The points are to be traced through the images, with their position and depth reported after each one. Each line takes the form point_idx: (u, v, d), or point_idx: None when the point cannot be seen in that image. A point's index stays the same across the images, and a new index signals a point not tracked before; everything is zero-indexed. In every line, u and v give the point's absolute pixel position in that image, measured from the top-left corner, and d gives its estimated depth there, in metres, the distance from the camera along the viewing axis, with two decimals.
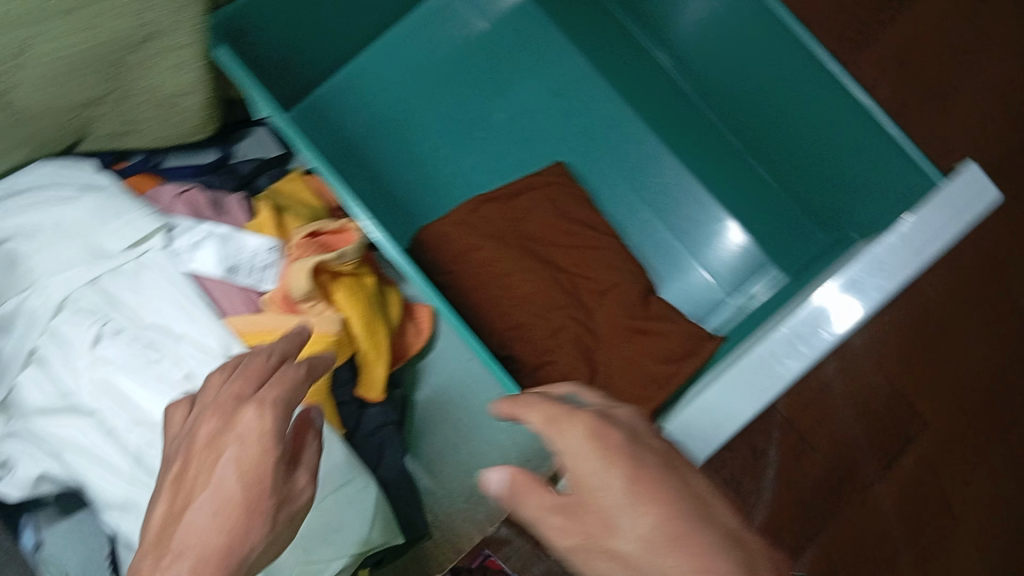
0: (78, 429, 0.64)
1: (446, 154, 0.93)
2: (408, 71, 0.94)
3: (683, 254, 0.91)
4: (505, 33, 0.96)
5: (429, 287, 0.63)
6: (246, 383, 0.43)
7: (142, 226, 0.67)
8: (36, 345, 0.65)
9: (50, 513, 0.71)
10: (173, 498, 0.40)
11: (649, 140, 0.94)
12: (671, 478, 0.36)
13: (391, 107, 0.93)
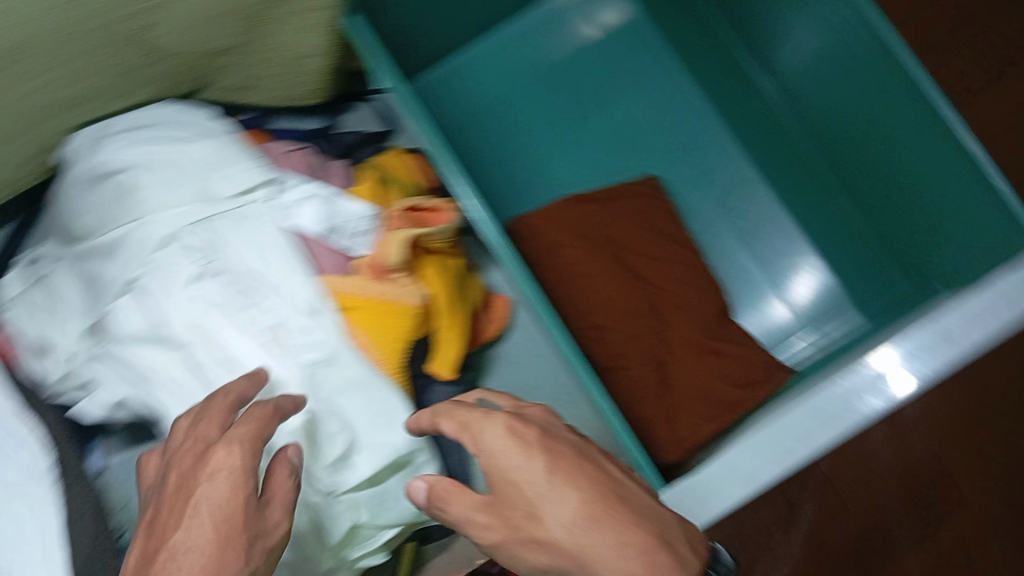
0: (164, 361, 0.68)
1: (538, 151, 0.96)
2: (514, 69, 0.97)
3: (762, 283, 0.92)
4: (611, 42, 0.99)
5: (521, 273, 0.64)
6: (212, 426, 0.47)
7: (252, 177, 0.71)
8: (135, 277, 0.68)
9: (117, 442, 0.76)
10: (147, 541, 0.41)
11: (741, 164, 0.95)
12: (587, 466, 0.45)
13: (494, 101, 0.96)
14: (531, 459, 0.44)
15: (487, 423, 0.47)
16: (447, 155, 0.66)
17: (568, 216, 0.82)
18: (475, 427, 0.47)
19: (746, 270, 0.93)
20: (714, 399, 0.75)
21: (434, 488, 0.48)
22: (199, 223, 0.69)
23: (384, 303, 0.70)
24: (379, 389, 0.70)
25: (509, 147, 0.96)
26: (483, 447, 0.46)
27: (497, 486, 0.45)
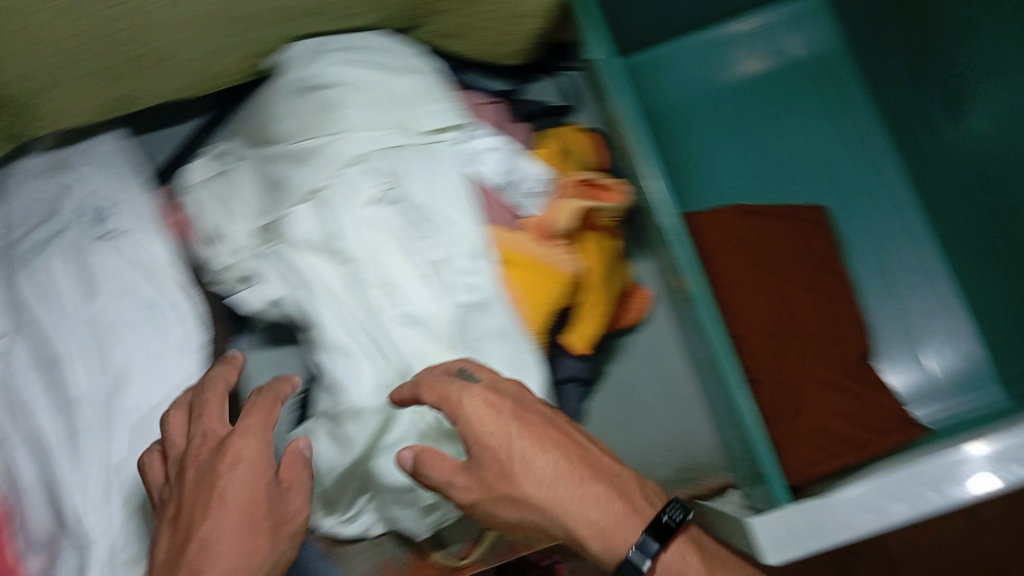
0: (330, 273, 0.72)
1: (712, 159, 0.95)
2: (706, 71, 0.96)
3: (915, 334, 0.90)
4: (810, 65, 0.96)
5: (692, 264, 0.65)
6: (218, 424, 0.61)
7: (447, 119, 0.75)
8: (321, 186, 0.72)
9: (258, 340, 0.82)
10: (172, 532, 0.56)
11: (912, 216, 0.93)
12: (554, 436, 0.60)
13: (680, 99, 0.96)
14: (509, 424, 0.58)
15: (465, 395, 0.58)
16: (642, 134, 0.67)
17: (728, 226, 0.83)
18: (454, 398, 0.58)
19: (895, 324, 0.91)
20: (840, 437, 0.75)
21: (419, 453, 0.60)
22: (394, 148, 0.73)
23: (545, 267, 0.73)
24: (520, 347, 0.72)
25: (685, 149, 0.95)
26: (462, 417, 0.58)
27: (476, 452, 0.58)
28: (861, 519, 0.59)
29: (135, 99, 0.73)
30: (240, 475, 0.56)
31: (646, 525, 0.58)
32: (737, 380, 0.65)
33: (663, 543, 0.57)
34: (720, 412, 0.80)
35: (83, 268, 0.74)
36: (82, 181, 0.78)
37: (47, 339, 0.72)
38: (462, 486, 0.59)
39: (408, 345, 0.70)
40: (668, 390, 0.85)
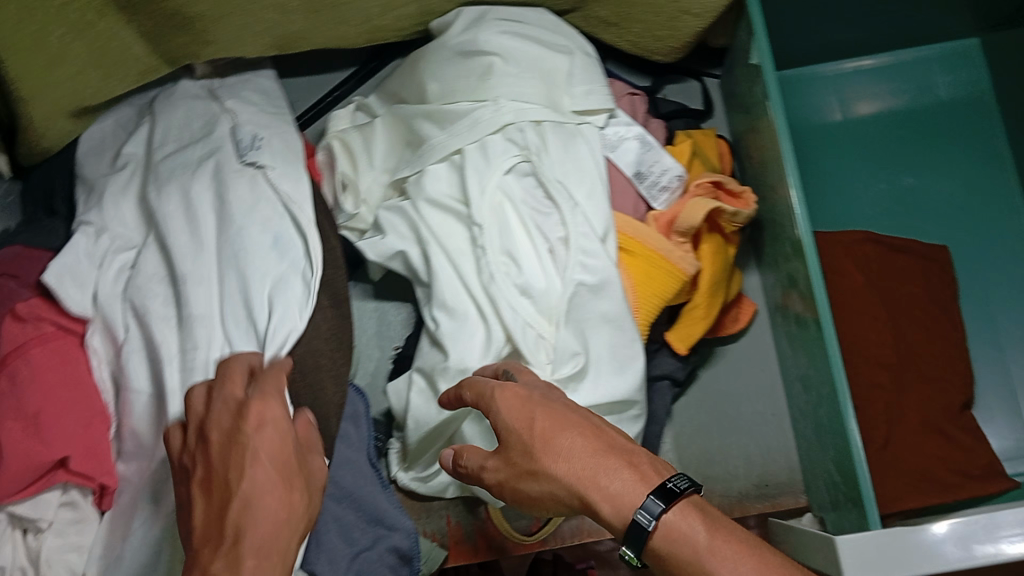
0: (455, 234, 0.75)
1: (837, 188, 0.93)
2: (846, 98, 0.95)
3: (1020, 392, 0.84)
4: (952, 107, 0.94)
5: (818, 278, 0.66)
6: (236, 388, 0.53)
7: (597, 101, 0.75)
8: (461, 148, 0.74)
9: (366, 291, 0.86)
10: (208, 502, 0.50)
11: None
12: (570, 412, 0.54)
13: (818, 123, 0.95)
14: (528, 407, 0.55)
15: (496, 389, 0.56)
16: (788, 143, 0.68)
17: (846, 252, 0.84)
18: (487, 393, 0.57)
19: (1004, 379, 0.85)
20: (925, 475, 0.75)
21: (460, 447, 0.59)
22: (536, 123, 0.75)
23: (662, 261, 0.74)
24: (627, 335, 0.72)
25: (811, 174, 0.93)
26: (494, 412, 0.56)
27: (504, 436, 0.55)
28: (945, 555, 0.59)
29: (302, 36, 0.76)
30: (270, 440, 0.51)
31: (652, 489, 0.50)
32: (846, 396, 0.65)
33: (667, 506, 0.49)
34: (807, 435, 0.79)
35: (223, 191, 0.74)
36: (231, 111, 0.79)
37: (180, 256, 0.72)
38: (501, 466, 0.56)
39: (517, 314, 0.72)
40: (759, 405, 0.85)
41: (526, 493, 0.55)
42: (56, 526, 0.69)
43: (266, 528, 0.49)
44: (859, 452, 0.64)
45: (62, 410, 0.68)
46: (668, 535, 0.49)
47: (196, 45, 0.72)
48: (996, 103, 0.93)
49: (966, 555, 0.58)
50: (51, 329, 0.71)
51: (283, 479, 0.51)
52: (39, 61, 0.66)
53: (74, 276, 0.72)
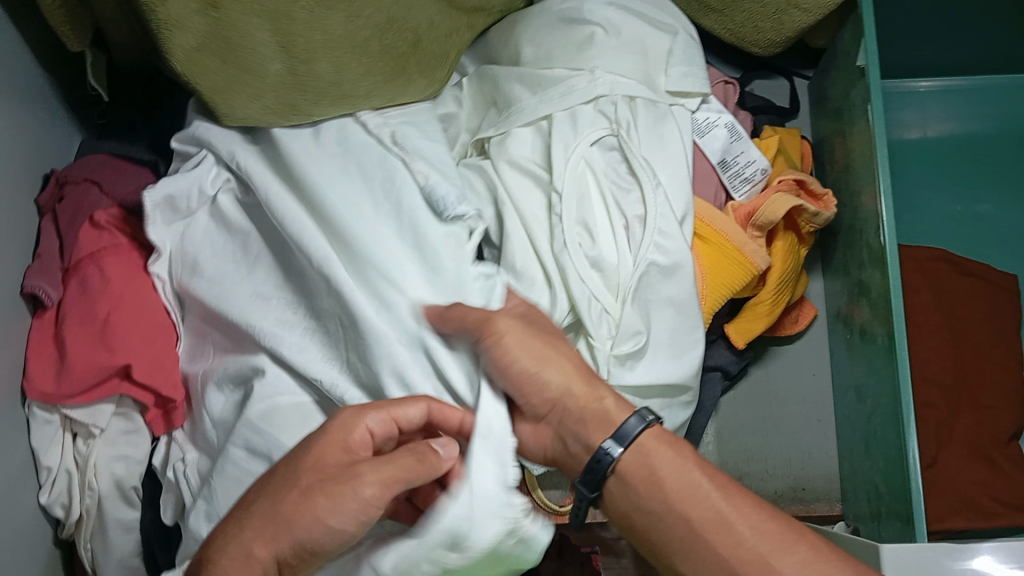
0: (531, 198, 0.73)
1: (913, 203, 0.93)
2: (938, 119, 0.96)
3: None
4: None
5: (896, 285, 0.67)
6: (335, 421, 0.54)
7: (693, 84, 0.77)
8: (550, 115, 0.74)
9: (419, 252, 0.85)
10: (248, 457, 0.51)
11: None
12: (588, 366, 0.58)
13: (904, 139, 0.96)
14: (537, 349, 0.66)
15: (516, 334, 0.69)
16: (882, 149, 0.69)
17: (918, 269, 0.84)
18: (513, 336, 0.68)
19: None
20: (969, 500, 0.75)
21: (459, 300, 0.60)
22: (629, 98, 0.75)
23: (736, 252, 0.74)
24: (689, 322, 0.71)
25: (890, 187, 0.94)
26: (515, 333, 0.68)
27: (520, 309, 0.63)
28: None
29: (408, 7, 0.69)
30: (323, 463, 0.51)
31: (631, 413, 0.56)
32: (908, 409, 0.66)
33: (645, 425, 0.55)
34: (853, 445, 0.79)
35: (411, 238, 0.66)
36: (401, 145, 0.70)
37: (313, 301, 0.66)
38: (512, 349, 0.57)
39: (585, 285, 0.70)
40: (807, 409, 0.85)
41: (537, 382, 0.57)
42: (108, 434, 0.69)
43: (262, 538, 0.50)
44: (914, 465, 0.65)
45: (132, 320, 0.67)
46: (659, 445, 0.55)
47: (326, 45, 0.66)
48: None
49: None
50: (125, 241, 0.70)
51: (297, 493, 0.50)
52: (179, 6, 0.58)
53: (170, 207, 0.70)
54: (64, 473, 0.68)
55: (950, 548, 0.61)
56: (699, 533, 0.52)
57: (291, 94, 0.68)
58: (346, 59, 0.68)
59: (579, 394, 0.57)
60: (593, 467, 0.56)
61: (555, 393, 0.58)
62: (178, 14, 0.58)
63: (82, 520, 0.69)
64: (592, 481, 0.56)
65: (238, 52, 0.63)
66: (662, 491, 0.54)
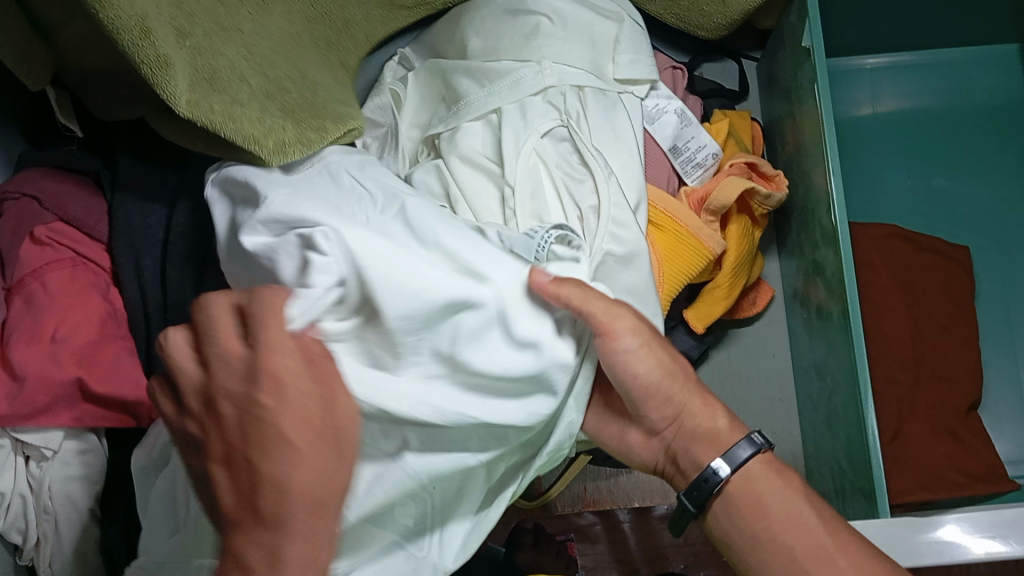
0: (485, 194, 0.72)
1: (870, 182, 0.95)
2: (887, 97, 0.97)
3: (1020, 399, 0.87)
4: (986, 111, 0.96)
5: (849, 264, 0.68)
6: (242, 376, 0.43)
7: (641, 71, 0.77)
8: (500, 108, 0.74)
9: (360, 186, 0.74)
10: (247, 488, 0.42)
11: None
12: None
13: (857, 118, 0.97)
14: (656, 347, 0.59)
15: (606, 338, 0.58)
16: (830, 130, 0.69)
17: (873, 246, 0.85)
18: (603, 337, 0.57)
19: (1014, 385, 0.88)
20: (933, 474, 0.76)
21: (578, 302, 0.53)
22: (577, 88, 0.75)
23: (690, 237, 0.73)
24: (650, 309, 0.69)
25: (845, 165, 0.95)
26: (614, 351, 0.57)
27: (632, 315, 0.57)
28: (938, 546, 0.61)
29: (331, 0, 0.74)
30: (313, 460, 0.43)
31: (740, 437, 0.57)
32: (868, 388, 0.66)
33: (754, 451, 0.56)
34: (817, 422, 0.79)
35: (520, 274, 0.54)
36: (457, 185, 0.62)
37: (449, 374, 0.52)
38: (638, 355, 0.55)
39: None
40: (769, 388, 0.85)
41: (640, 385, 0.56)
42: (61, 455, 0.67)
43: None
44: (875, 442, 0.65)
45: (81, 331, 0.65)
46: (767, 472, 0.57)
47: (269, 53, 0.65)
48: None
49: (953, 550, 0.60)
50: (69, 256, 0.68)
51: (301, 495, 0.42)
52: (163, 23, 0.54)
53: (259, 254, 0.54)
54: (18, 498, 0.66)
55: (916, 518, 0.62)
56: (773, 535, 0.55)
57: (300, 112, 0.65)
58: (292, 63, 0.68)
59: (694, 412, 0.58)
60: (701, 485, 0.56)
61: (671, 412, 0.58)
62: (163, 46, 0.54)
63: (40, 543, 0.67)
64: (699, 497, 0.57)
65: (218, 77, 0.59)
66: (762, 511, 0.56)
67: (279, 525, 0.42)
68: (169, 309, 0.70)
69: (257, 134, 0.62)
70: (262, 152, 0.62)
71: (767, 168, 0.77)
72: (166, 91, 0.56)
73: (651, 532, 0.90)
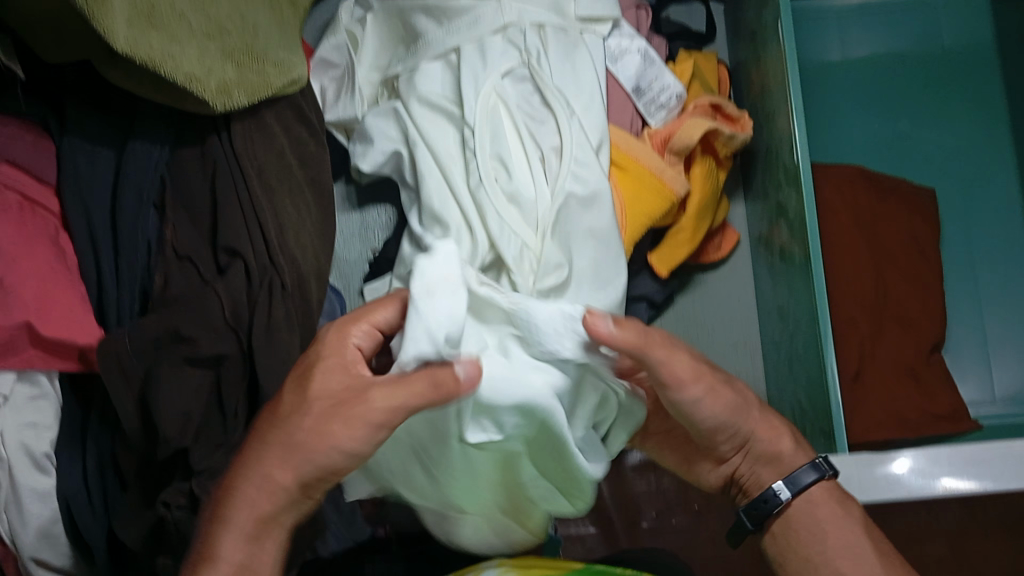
0: (444, 135, 0.72)
1: (834, 128, 0.94)
2: (853, 40, 0.96)
3: (984, 339, 0.88)
4: (953, 53, 0.95)
5: (811, 203, 0.67)
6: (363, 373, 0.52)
7: (602, 10, 0.76)
8: (458, 46, 0.73)
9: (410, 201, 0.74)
10: (264, 486, 0.53)
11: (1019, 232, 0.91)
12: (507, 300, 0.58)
13: (824, 62, 0.96)
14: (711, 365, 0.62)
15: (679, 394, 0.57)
16: (791, 68, 0.69)
17: (837, 187, 0.85)
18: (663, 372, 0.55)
19: (975, 330, 0.89)
20: (894, 414, 0.77)
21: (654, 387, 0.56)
22: (538, 26, 0.73)
23: (653, 178, 0.72)
24: (611, 253, 0.68)
25: (811, 110, 0.95)
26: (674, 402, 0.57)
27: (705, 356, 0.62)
28: (889, 483, 0.63)
29: None
30: (319, 435, 0.51)
31: (805, 462, 0.61)
32: (826, 326, 0.66)
33: (813, 478, 0.59)
34: (778, 364, 0.79)
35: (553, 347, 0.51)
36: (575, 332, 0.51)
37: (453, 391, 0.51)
38: (695, 395, 0.56)
39: (503, 221, 0.68)
40: (734, 332, 0.85)
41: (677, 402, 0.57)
42: (14, 402, 0.67)
43: (239, 521, 0.53)
44: (833, 381, 0.66)
45: (31, 280, 0.64)
46: (828, 497, 0.60)
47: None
48: (997, 51, 0.94)
49: (901, 485, 0.62)
50: (14, 201, 0.66)
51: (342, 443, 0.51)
52: None
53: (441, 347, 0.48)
54: None
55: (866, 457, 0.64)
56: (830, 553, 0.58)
57: (238, 54, 0.66)
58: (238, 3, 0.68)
59: (762, 437, 0.61)
60: (761, 505, 0.61)
61: (739, 440, 0.61)
62: None
63: None
64: (757, 516, 0.61)
65: (157, 14, 0.60)
66: (818, 530, 0.59)
67: (238, 511, 0.53)
68: (120, 254, 0.67)
69: (198, 76, 0.63)
70: (203, 95, 0.64)
71: (732, 109, 0.76)
72: (105, 30, 0.56)
73: (623, 482, 0.91)
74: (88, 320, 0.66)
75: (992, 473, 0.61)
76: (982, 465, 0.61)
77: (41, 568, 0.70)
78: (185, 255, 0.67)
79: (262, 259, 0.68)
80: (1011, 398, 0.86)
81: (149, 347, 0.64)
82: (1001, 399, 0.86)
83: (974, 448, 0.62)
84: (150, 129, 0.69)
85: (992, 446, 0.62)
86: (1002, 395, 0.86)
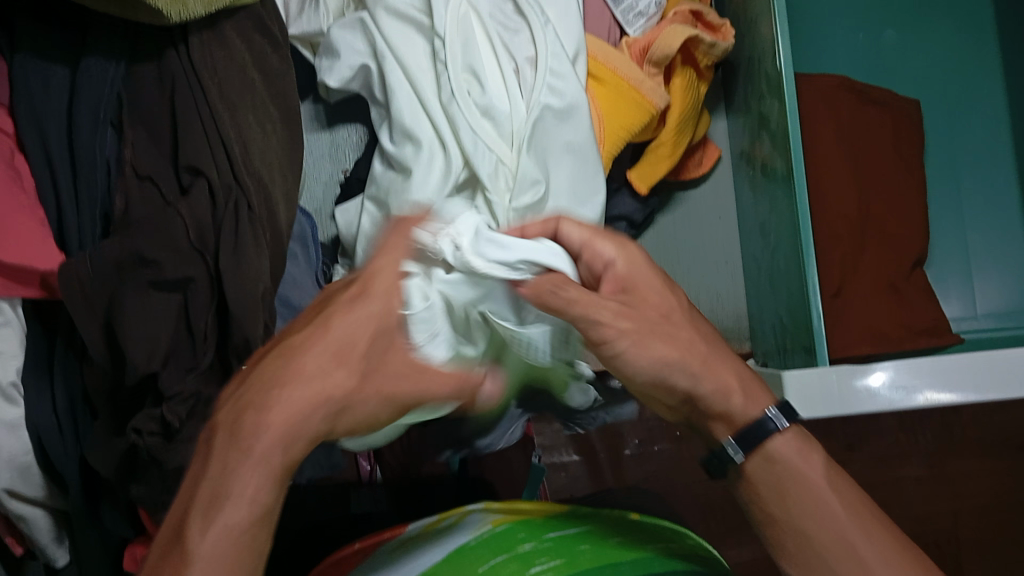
0: (414, 46, 0.69)
1: (817, 39, 0.92)
2: None
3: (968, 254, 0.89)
4: None
5: (793, 115, 0.65)
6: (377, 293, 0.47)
7: None
8: None
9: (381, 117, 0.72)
10: (288, 416, 0.44)
11: (1004, 145, 0.89)
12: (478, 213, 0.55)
13: None
14: None
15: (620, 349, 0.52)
16: None
17: (819, 99, 0.83)
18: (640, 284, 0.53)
19: (956, 247, 0.89)
20: (876, 329, 0.76)
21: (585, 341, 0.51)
22: None
23: (632, 90, 0.70)
24: (588, 169, 0.66)
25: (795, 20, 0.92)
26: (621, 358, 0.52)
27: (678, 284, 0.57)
28: (867, 395, 0.62)
29: None
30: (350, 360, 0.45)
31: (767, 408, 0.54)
32: (808, 238, 0.65)
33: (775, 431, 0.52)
34: (759, 282, 0.79)
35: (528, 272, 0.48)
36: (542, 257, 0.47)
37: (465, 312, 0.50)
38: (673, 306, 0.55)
39: (477, 136, 0.66)
40: (715, 250, 0.85)
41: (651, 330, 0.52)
42: None
43: (258, 461, 0.43)
44: (815, 296, 0.64)
45: None
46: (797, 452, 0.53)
47: None
48: None
49: (878, 398, 0.61)
50: None
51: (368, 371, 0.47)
52: None
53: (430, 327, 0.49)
54: None
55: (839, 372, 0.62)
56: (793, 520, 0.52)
57: None
58: None
59: (709, 397, 0.53)
60: (717, 460, 0.55)
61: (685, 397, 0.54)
62: None
63: None
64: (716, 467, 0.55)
65: None
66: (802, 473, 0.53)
67: (260, 448, 0.43)
68: (78, 175, 0.64)
69: None
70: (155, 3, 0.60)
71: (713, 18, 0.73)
72: None
73: None
74: (49, 244, 0.63)
75: (969, 384, 0.61)
76: (962, 376, 0.61)
77: (16, 499, 0.69)
78: (145, 175, 0.64)
79: (226, 177, 0.65)
80: (994, 313, 0.87)
81: (110, 270, 0.61)
82: (984, 314, 0.87)
83: (957, 358, 0.61)
84: (102, 42, 0.65)
85: (971, 358, 0.61)
86: (985, 310, 0.87)
